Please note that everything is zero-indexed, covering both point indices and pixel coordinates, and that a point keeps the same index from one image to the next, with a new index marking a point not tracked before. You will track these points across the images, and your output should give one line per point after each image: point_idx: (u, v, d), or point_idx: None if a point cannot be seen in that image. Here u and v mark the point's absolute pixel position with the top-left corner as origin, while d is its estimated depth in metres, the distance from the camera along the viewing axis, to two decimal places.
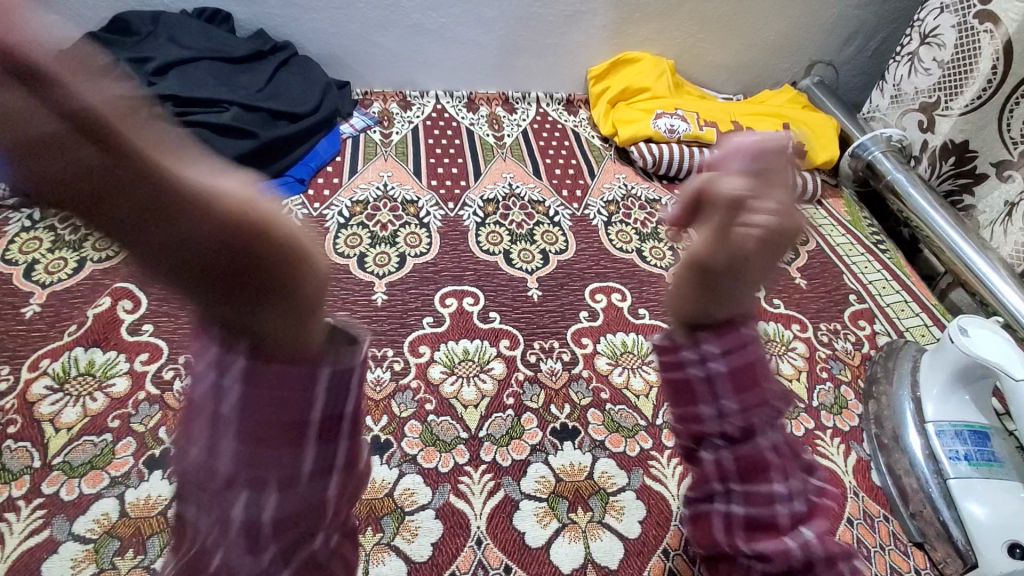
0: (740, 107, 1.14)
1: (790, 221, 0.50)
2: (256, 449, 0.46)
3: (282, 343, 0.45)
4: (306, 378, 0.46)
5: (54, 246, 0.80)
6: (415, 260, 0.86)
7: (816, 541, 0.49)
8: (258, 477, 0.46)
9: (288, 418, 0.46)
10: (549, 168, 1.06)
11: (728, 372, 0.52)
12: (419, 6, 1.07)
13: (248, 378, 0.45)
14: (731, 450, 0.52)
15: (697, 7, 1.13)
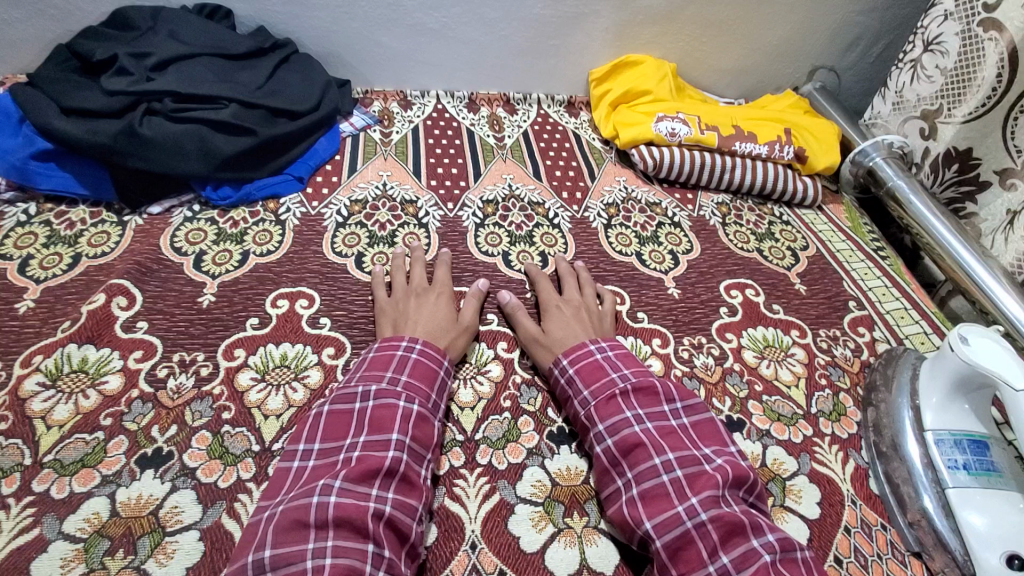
0: (742, 112, 1.13)
1: (593, 307, 0.78)
2: (393, 394, 0.60)
3: (427, 351, 0.66)
4: (437, 372, 0.65)
5: (50, 241, 0.80)
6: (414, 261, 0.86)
7: (701, 507, 0.53)
8: (390, 412, 0.59)
9: (418, 388, 0.63)
10: (550, 170, 1.06)
11: (577, 373, 0.66)
12: (421, 6, 1.06)
13: (402, 363, 0.64)
14: (610, 435, 0.60)
15: (701, 11, 1.13)
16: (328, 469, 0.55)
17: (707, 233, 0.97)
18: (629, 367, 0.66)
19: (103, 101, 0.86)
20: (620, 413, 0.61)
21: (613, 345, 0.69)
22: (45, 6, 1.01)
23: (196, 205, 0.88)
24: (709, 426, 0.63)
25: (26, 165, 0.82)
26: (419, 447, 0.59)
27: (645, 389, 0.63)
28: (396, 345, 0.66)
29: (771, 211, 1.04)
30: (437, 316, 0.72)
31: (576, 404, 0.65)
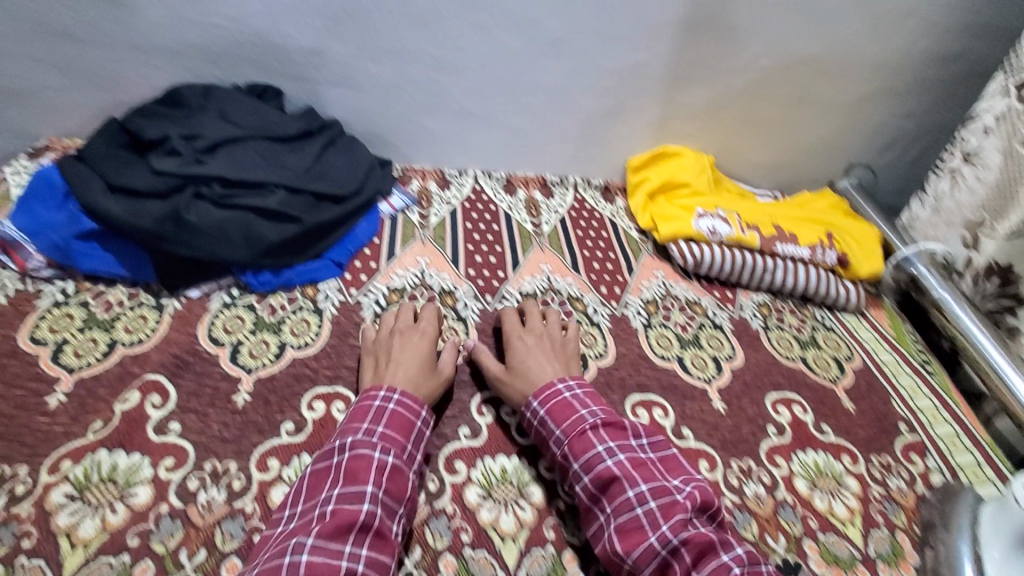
0: (780, 211, 1.14)
1: (561, 342, 0.82)
2: (368, 445, 0.63)
3: (404, 400, 0.68)
4: (413, 422, 0.68)
5: (87, 326, 0.78)
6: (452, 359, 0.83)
7: (672, 534, 0.59)
8: (365, 463, 0.61)
9: (394, 439, 0.65)
10: (587, 261, 1.04)
11: (547, 413, 0.70)
12: (467, 93, 1.07)
13: (378, 414, 0.67)
14: (587, 472, 0.65)
15: (742, 109, 1.14)
16: (304, 524, 0.57)
17: (749, 338, 0.95)
18: (597, 405, 0.71)
19: (150, 182, 0.86)
20: (592, 449, 0.66)
21: (580, 383, 0.73)
22: (96, 76, 1.02)
23: (235, 288, 0.87)
24: (675, 460, 0.68)
25: (68, 244, 0.82)
26: (391, 501, 0.61)
27: (613, 424, 0.69)
28: (374, 396, 0.69)
29: (813, 314, 1.03)
30: (417, 359, 0.75)
31: (552, 445, 0.69)
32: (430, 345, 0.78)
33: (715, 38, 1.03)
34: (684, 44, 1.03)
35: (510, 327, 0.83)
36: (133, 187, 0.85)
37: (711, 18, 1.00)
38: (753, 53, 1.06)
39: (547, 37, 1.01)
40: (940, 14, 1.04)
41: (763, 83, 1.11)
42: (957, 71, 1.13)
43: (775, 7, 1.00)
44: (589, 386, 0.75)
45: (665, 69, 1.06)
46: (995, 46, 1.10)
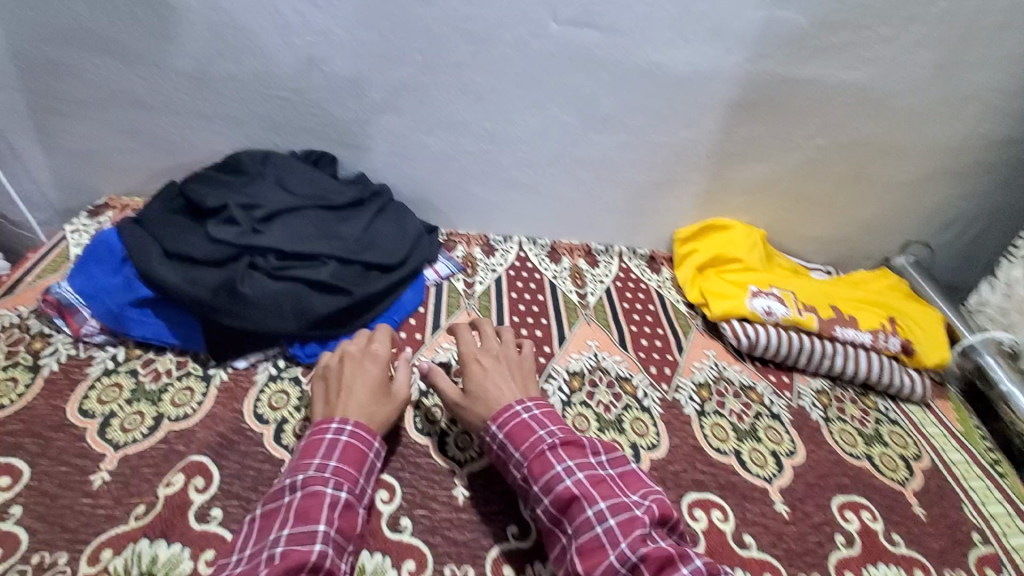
0: (836, 290, 1.11)
1: (519, 363, 0.79)
2: (319, 482, 0.61)
3: (357, 432, 0.67)
4: (366, 454, 0.66)
5: (134, 397, 0.78)
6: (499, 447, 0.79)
7: (631, 551, 0.58)
8: (316, 501, 0.60)
9: (347, 473, 0.64)
10: (635, 338, 1.01)
11: (506, 437, 0.68)
12: (518, 164, 1.08)
13: (331, 447, 0.65)
14: (547, 492, 0.64)
15: (794, 185, 1.12)
16: (250, 569, 0.55)
17: (809, 430, 0.90)
18: (556, 424, 0.70)
19: (207, 250, 0.86)
20: (551, 468, 0.65)
21: (539, 405, 0.71)
22: (161, 141, 1.05)
23: (281, 360, 0.86)
24: (634, 476, 0.68)
25: (123, 311, 0.83)
26: (341, 539, 0.60)
27: (571, 442, 0.68)
28: (325, 429, 0.66)
29: (875, 404, 0.98)
30: (371, 384, 0.72)
31: (513, 470, 0.68)
32: (383, 370, 0.74)
33: (770, 117, 1.02)
34: (738, 123, 1.03)
35: (465, 346, 0.79)
36: (189, 255, 0.86)
37: (767, 99, 1.00)
38: (808, 132, 1.05)
39: (600, 114, 1.01)
40: (1004, 99, 1.02)
41: (816, 161, 1.09)
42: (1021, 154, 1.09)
43: (832, 90, 0.99)
44: (549, 405, 0.73)
45: (717, 146, 1.05)
46: None
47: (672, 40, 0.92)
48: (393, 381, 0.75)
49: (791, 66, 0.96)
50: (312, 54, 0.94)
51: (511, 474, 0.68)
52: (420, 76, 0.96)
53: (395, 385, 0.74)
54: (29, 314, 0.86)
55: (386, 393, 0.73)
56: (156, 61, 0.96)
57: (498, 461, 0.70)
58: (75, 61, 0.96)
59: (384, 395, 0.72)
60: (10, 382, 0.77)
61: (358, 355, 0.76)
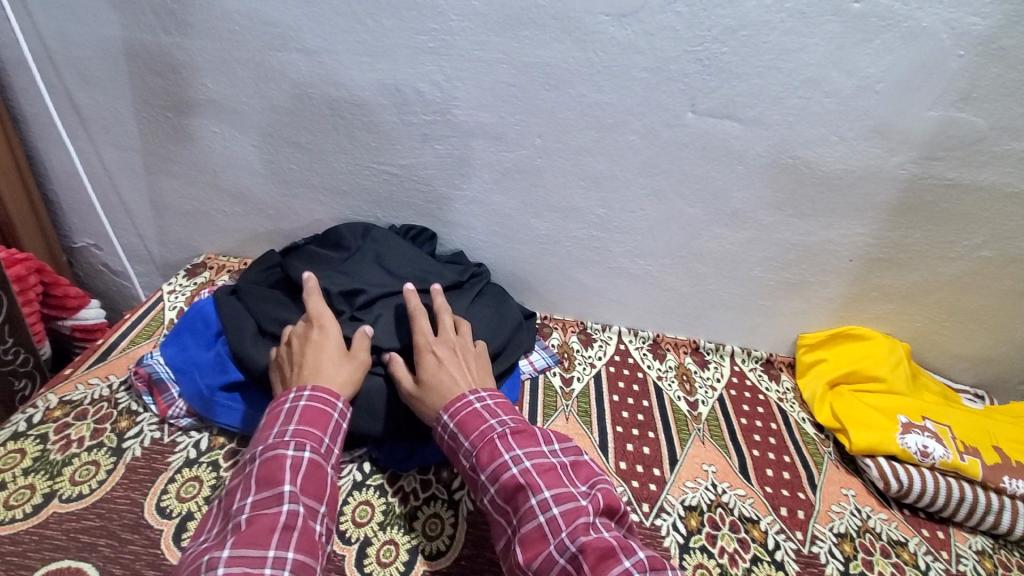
0: (996, 426, 0.95)
1: (474, 357, 0.80)
2: (281, 446, 0.61)
3: (316, 394, 0.68)
4: (329, 414, 0.67)
5: (214, 495, 0.72)
6: None
7: (570, 539, 0.55)
8: (278, 463, 0.59)
9: (309, 434, 0.64)
10: (758, 466, 0.88)
11: (457, 425, 0.69)
12: (629, 253, 0.99)
13: (289, 414, 0.65)
14: (494, 482, 0.63)
15: (948, 298, 0.97)
16: (220, 540, 0.55)
17: None
18: (508, 414, 0.69)
19: None
20: (499, 457, 0.64)
21: (492, 395, 0.72)
22: (265, 207, 1.04)
23: (366, 463, 0.79)
24: (585, 466, 0.66)
25: (212, 395, 0.79)
26: (311, 499, 0.59)
27: (522, 432, 0.67)
28: (283, 402, 0.67)
29: None
30: (328, 355, 0.74)
31: (463, 459, 0.67)
32: (339, 349, 0.75)
33: (928, 223, 0.89)
34: (889, 227, 0.90)
35: (420, 331, 0.80)
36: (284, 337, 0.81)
37: (927, 204, 0.87)
38: (974, 241, 0.90)
39: (729, 209, 0.91)
40: None
41: (978, 274, 0.94)
42: None
43: (1008, 199, 0.86)
44: (505, 398, 0.73)
45: (862, 249, 0.93)
46: None
47: (824, 135, 0.82)
48: (347, 360, 0.75)
49: (962, 171, 0.84)
50: (427, 132, 0.90)
51: (460, 463, 0.68)
52: (537, 159, 0.90)
53: (351, 361, 0.75)
54: (119, 386, 0.83)
55: (346, 371, 0.74)
56: (272, 132, 0.95)
57: (449, 450, 0.70)
58: (195, 128, 0.97)
59: (344, 373, 0.73)
60: (92, 466, 0.72)
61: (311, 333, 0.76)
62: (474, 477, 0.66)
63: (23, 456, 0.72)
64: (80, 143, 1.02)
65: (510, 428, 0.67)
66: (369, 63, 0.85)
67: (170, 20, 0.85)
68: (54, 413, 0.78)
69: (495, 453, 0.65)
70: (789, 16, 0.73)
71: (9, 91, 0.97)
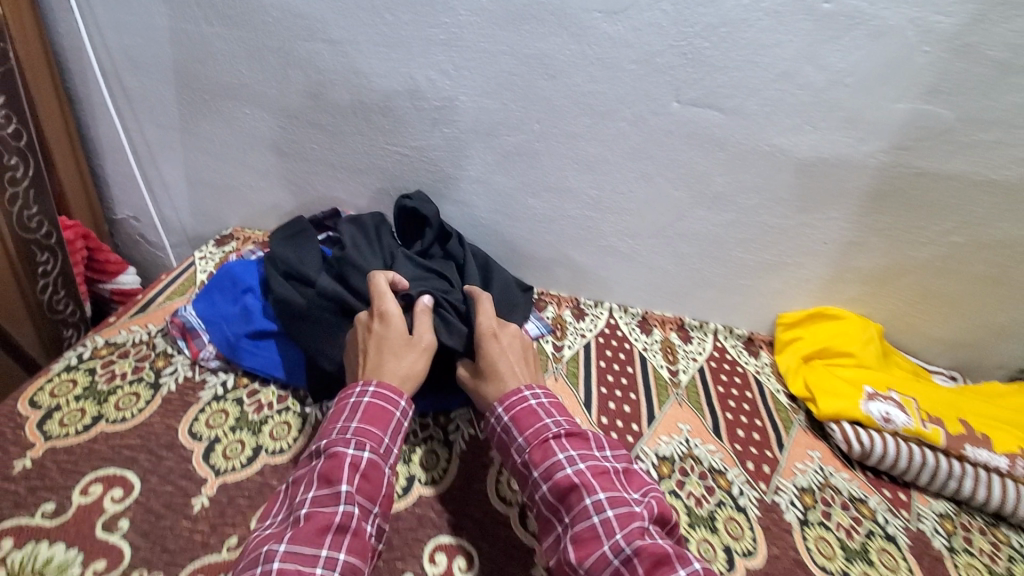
0: (965, 400, 0.97)
1: (524, 351, 0.86)
2: (342, 444, 0.66)
3: (381, 391, 0.72)
4: (392, 414, 0.71)
5: (237, 424, 0.81)
6: (745, 563, 0.75)
7: (625, 542, 0.58)
8: (338, 462, 0.64)
9: (369, 433, 0.68)
10: (730, 427, 0.95)
11: (512, 421, 0.74)
12: (618, 232, 1.07)
13: (353, 410, 0.70)
14: (548, 479, 0.67)
15: (922, 280, 1.02)
16: (282, 529, 0.60)
17: (931, 561, 0.79)
18: (562, 415, 0.74)
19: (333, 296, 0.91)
20: (553, 456, 0.68)
21: (547, 394, 0.77)
22: (289, 183, 1.15)
23: None
24: (636, 475, 0.70)
25: (238, 341, 0.89)
26: (365, 498, 0.64)
27: (576, 435, 0.72)
28: (351, 393, 0.73)
29: (1008, 538, 0.86)
30: (394, 345, 0.78)
31: (514, 450, 0.73)
32: (404, 337, 0.79)
33: (899, 211, 0.95)
34: (862, 213, 0.96)
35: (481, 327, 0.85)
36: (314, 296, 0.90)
37: (898, 190, 0.92)
38: (944, 228, 0.95)
39: (710, 192, 0.99)
40: None
41: (950, 260, 0.98)
42: None
43: (978, 187, 0.90)
44: (557, 399, 0.78)
45: (837, 234, 0.99)
46: None
47: (797, 125, 0.89)
48: (413, 349, 0.79)
49: (931, 160, 0.88)
50: (436, 117, 1.00)
51: (510, 455, 0.73)
52: (534, 143, 0.99)
53: (417, 351, 0.79)
54: (156, 333, 0.93)
55: (412, 360, 0.78)
56: (297, 113, 1.05)
57: (500, 441, 0.75)
58: (231, 111, 1.08)
59: (409, 362, 0.78)
60: (133, 396, 0.83)
61: (379, 322, 0.81)
62: (524, 470, 0.71)
63: (75, 384, 0.82)
64: (126, 122, 1.14)
65: (566, 426, 0.72)
66: (386, 53, 0.95)
67: (214, 12, 0.97)
68: (101, 352, 0.88)
69: (550, 446, 0.70)
70: (764, 14, 0.81)
71: (68, 75, 1.10)
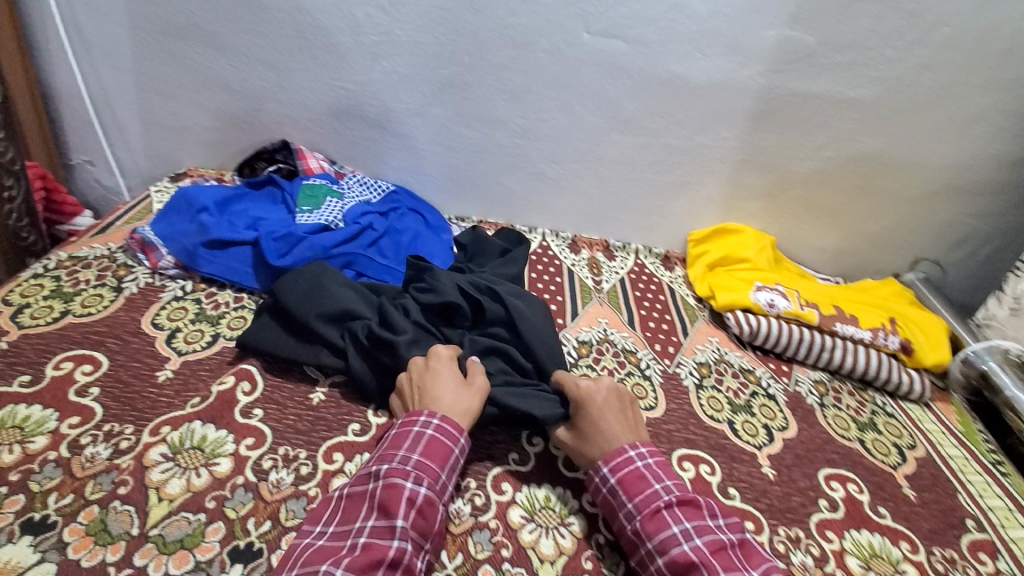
0: (840, 293, 1.17)
1: (627, 403, 0.77)
2: (401, 474, 0.63)
3: (444, 426, 0.69)
4: (451, 450, 0.68)
5: (197, 318, 0.90)
6: (646, 414, 0.88)
7: None
8: (397, 493, 0.61)
9: (429, 467, 0.65)
10: (643, 320, 1.09)
11: (619, 483, 0.68)
12: (545, 159, 1.19)
13: (416, 441, 0.67)
14: (661, 554, 0.61)
15: (806, 194, 1.19)
16: (336, 550, 0.58)
17: (803, 411, 0.94)
18: (671, 480, 0.68)
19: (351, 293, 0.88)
20: (668, 529, 0.63)
21: (652, 453, 0.71)
22: (241, 121, 1.23)
23: None
24: (753, 550, 0.63)
25: (195, 250, 0.97)
26: (419, 534, 0.61)
27: (688, 503, 0.66)
28: (415, 420, 0.69)
29: (873, 398, 1.01)
30: (450, 385, 0.74)
31: (623, 521, 0.66)
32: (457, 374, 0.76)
33: (781, 129, 1.10)
34: (752, 132, 1.11)
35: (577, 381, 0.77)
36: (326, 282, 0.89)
37: (779, 110, 1.08)
38: (817, 143, 1.12)
39: (622, 117, 1.12)
40: (1012, 119, 1.06)
41: (826, 172, 1.16)
42: None
43: (840, 105, 1.06)
44: (663, 457, 0.72)
45: (733, 153, 1.14)
46: None
47: (690, 52, 1.03)
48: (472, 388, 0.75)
49: (802, 81, 1.04)
50: (376, 51, 1.10)
51: (620, 527, 0.66)
52: (466, 74, 1.10)
53: (475, 388, 0.75)
54: (117, 249, 1.00)
55: (469, 397, 0.74)
56: (247, 52, 1.13)
57: (605, 509, 0.69)
58: (183, 51, 1.15)
59: (465, 398, 0.74)
60: (98, 296, 0.90)
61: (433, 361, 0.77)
62: (635, 546, 0.64)
63: (43, 287, 0.90)
64: (81, 64, 1.19)
65: (678, 494, 0.66)
66: None
67: None
68: (65, 263, 0.95)
69: (666, 521, 0.64)
70: None
71: (25, 19, 1.15)
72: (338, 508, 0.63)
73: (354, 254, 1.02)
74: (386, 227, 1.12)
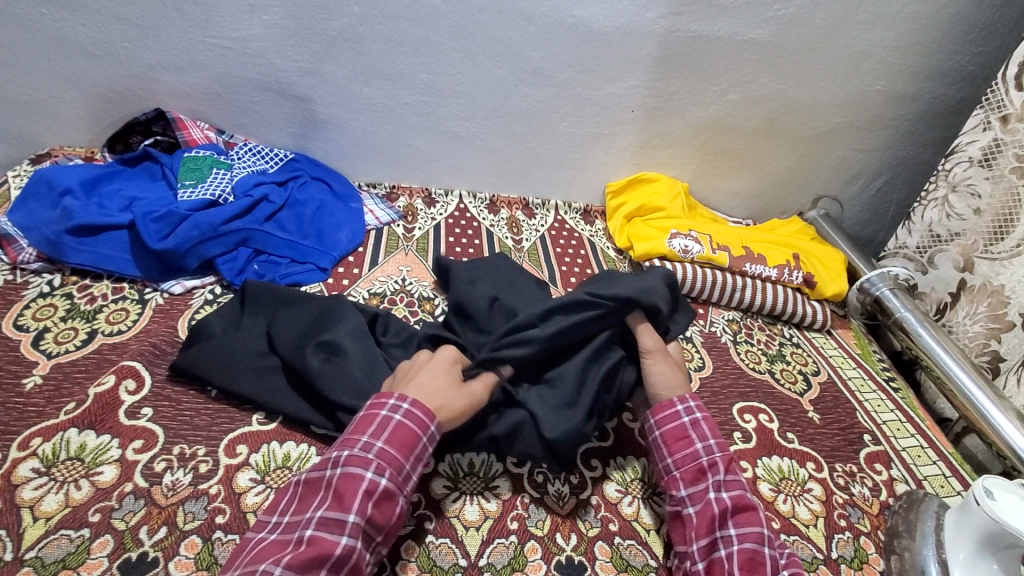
0: (748, 234, 1.21)
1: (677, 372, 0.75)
2: (360, 464, 0.56)
3: (414, 412, 0.61)
4: (419, 439, 0.60)
5: (69, 315, 0.81)
6: None
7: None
8: (353, 484, 0.55)
9: (390, 457, 0.57)
10: (565, 276, 1.08)
11: (706, 420, 0.68)
12: (454, 116, 1.14)
13: (382, 427, 0.59)
14: (727, 489, 0.63)
15: (714, 139, 1.21)
16: (281, 544, 0.52)
17: (718, 350, 0.98)
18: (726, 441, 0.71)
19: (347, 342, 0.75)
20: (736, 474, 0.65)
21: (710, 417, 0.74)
22: (106, 91, 1.09)
23: (218, 288, 0.91)
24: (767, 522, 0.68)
25: (59, 238, 0.85)
26: (372, 528, 0.55)
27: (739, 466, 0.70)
28: (383, 402, 0.61)
29: (781, 331, 1.07)
30: (441, 379, 0.65)
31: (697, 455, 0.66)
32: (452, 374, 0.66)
33: (685, 74, 1.10)
34: (657, 78, 1.10)
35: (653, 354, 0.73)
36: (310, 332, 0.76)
37: (683, 53, 1.07)
38: (720, 88, 1.13)
39: (529, 67, 1.07)
40: (896, 56, 1.11)
41: (732, 116, 1.17)
42: (915, 110, 1.19)
43: (740, 46, 1.07)
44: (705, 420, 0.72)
45: (641, 101, 1.13)
46: (949, 87, 1.17)
47: None
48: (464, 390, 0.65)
49: (702, 24, 1.03)
50: (252, 3, 0.99)
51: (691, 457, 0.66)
52: (358, 27, 1.01)
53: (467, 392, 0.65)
54: None
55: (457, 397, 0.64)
56: (100, 9, 0.98)
57: (677, 439, 0.68)
58: (22, 11, 0.98)
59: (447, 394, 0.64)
60: None
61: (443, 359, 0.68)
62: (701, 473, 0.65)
63: None
64: None
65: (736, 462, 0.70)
66: None
67: None
68: None
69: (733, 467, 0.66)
70: None
71: None
72: (288, 501, 0.56)
73: (248, 230, 0.94)
74: (285, 198, 1.04)
